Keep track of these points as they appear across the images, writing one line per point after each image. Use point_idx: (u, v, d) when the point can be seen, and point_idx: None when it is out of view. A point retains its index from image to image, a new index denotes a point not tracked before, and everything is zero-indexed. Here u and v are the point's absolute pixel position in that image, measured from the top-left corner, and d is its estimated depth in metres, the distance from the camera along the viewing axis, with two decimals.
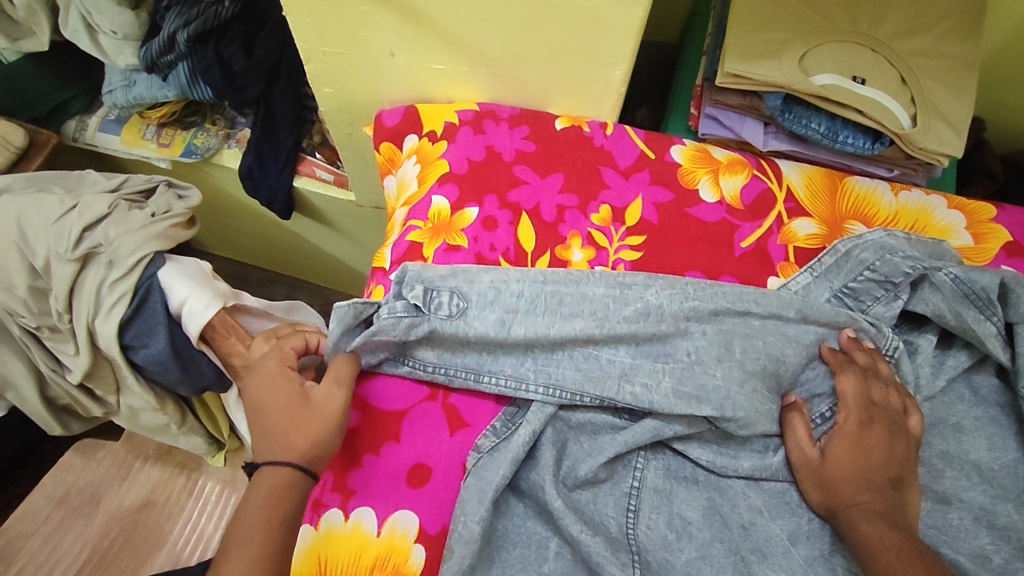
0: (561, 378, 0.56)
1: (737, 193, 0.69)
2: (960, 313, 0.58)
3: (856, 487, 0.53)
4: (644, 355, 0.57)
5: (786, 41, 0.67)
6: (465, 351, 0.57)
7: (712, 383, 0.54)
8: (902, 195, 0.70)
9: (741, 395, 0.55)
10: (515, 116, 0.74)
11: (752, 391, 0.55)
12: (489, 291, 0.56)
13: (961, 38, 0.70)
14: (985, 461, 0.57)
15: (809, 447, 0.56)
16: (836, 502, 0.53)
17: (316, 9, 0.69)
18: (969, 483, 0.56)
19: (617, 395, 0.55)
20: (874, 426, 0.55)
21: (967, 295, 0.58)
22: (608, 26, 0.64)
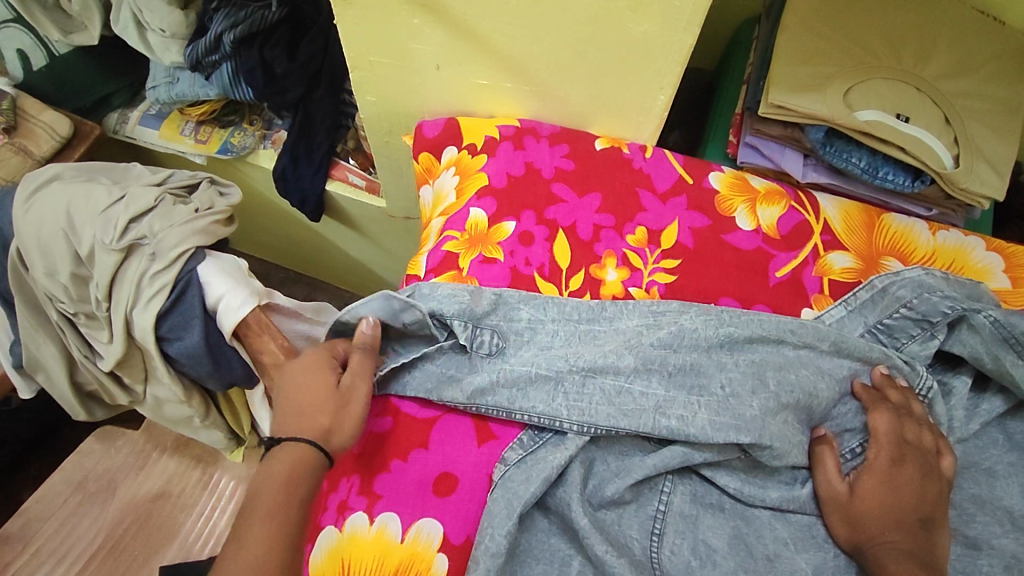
0: (595, 414, 0.55)
1: (774, 222, 0.69)
2: (998, 357, 0.58)
3: (885, 525, 0.52)
4: (678, 388, 0.56)
5: (830, 76, 0.68)
6: (496, 390, 0.56)
7: (749, 413, 0.54)
8: (940, 234, 0.70)
9: (775, 425, 0.54)
10: (555, 134, 0.75)
11: (784, 422, 0.55)
12: (526, 330, 0.59)
13: (1004, 83, 0.70)
14: (1018, 508, 0.56)
15: (838, 482, 0.55)
16: (865, 539, 0.52)
17: (367, 20, 0.70)
18: (1001, 530, 0.55)
19: (652, 428, 0.54)
20: (906, 464, 0.55)
21: (1005, 339, 0.58)
22: (655, 52, 0.65)
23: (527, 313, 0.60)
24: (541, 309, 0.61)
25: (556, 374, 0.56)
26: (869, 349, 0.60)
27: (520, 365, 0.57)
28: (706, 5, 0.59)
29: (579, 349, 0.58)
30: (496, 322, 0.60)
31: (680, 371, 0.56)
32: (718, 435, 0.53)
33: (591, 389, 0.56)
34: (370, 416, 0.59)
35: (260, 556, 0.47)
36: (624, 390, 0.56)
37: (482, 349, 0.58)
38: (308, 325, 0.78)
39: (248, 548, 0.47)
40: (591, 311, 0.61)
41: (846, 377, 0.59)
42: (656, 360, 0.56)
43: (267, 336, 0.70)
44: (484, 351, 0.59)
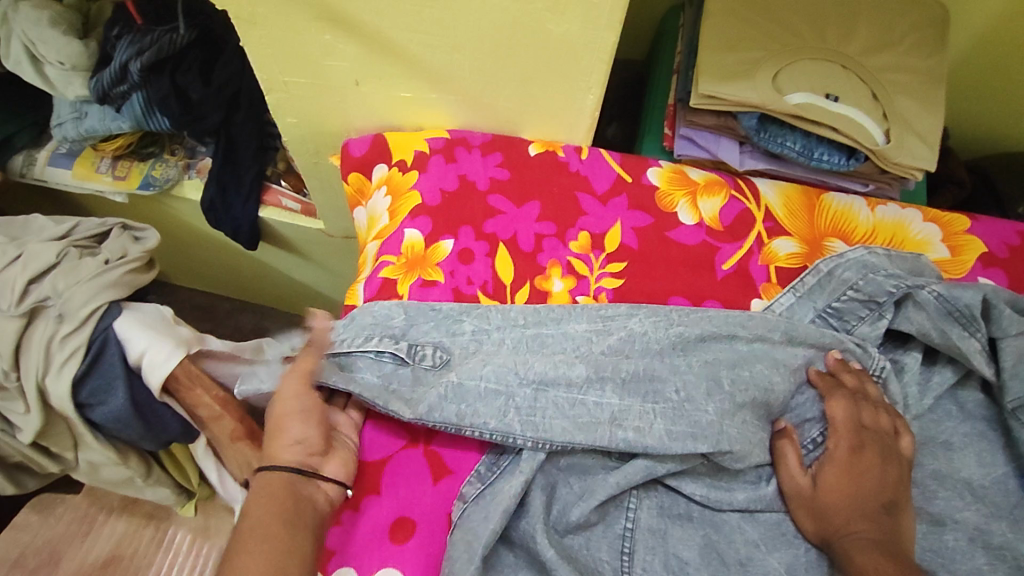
0: (550, 430, 0.52)
1: (716, 214, 0.68)
2: (945, 331, 0.57)
3: (850, 515, 0.51)
4: (634, 395, 0.54)
5: (758, 60, 0.67)
6: (444, 407, 0.53)
7: (705, 419, 0.52)
8: (878, 210, 0.70)
9: (734, 428, 0.53)
10: (487, 143, 0.72)
11: (743, 422, 0.54)
12: (472, 342, 0.56)
13: (925, 54, 0.71)
14: (976, 479, 0.56)
15: (801, 476, 0.54)
16: (831, 531, 0.52)
17: (276, 40, 0.67)
18: (963, 503, 0.55)
19: (609, 442, 0.52)
20: (865, 452, 0.54)
21: (952, 313, 0.57)
22: (579, 53, 0.62)
23: (469, 327, 0.57)
24: (484, 318, 0.58)
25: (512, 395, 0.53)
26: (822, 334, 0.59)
27: (469, 377, 0.53)
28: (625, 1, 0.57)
29: (526, 360, 0.55)
30: (437, 337, 0.57)
31: (633, 379, 0.54)
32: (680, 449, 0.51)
33: (546, 405, 0.53)
34: None
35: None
36: (580, 403, 0.53)
37: (426, 361, 0.55)
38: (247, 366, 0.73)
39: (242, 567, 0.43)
40: (539, 315, 0.58)
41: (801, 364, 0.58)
42: (610, 370, 0.54)
43: (199, 389, 0.65)
44: (428, 364, 0.55)
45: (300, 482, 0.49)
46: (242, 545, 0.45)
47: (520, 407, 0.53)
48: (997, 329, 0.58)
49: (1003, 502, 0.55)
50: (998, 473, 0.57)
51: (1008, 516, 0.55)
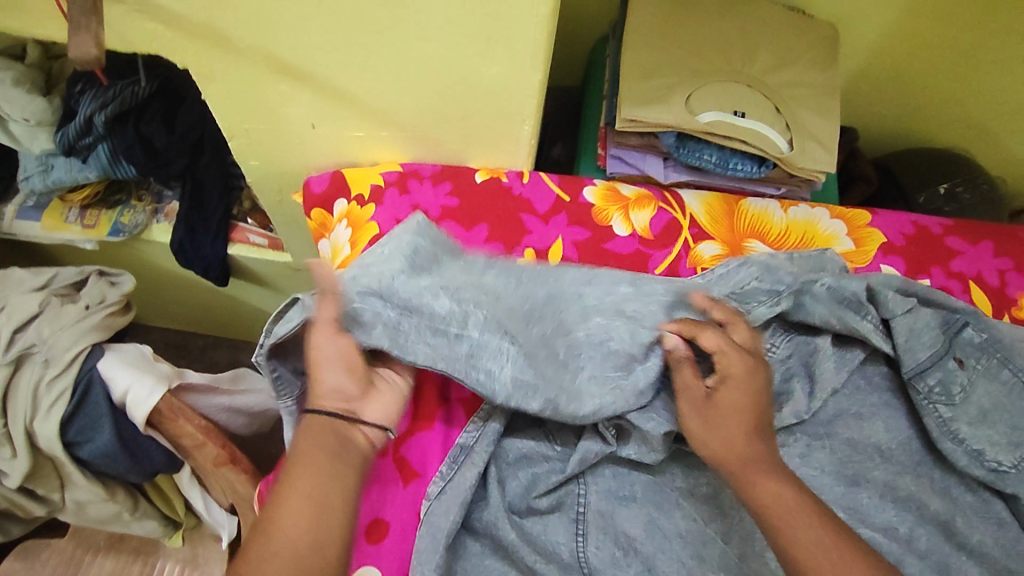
0: (414, 351, 0.57)
1: (647, 224, 0.76)
2: (844, 317, 0.64)
3: (747, 440, 0.53)
4: (610, 366, 0.59)
5: (673, 85, 0.75)
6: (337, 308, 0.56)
7: (552, 368, 0.58)
8: (791, 210, 0.78)
9: (581, 376, 0.58)
10: (437, 173, 0.78)
11: (597, 373, 0.58)
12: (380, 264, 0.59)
13: (822, 68, 0.80)
14: (884, 442, 0.64)
15: (697, 394, 0.56)
16: (732, 453, 0.53)
17: (236, 92, 0.73)
18: (874, 464, 0.63)
19: (464, 376, 0.57)
20: (760, 372, 0.57)
21: (842, 300, 0.64)
22: (511, 90, 0.69)
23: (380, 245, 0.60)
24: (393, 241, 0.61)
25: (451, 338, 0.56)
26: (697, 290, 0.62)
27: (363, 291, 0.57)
28: (546, 44, 0.64)
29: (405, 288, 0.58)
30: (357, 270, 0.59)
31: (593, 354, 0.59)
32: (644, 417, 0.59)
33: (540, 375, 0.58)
34: None
35: (296, 535, 0.47)
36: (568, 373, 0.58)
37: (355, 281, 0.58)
38: (226, 397, 0.81)
39: (290, 503, 0.48)
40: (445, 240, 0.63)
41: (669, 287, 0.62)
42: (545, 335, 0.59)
43: (182, 419, 0.68)
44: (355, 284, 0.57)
45: (345, 425, 0.53)
46: (292, 477, 0.50)
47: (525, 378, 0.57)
48: (886, 310, 0.64)
49: (907, 460, 0.64)
50: (901, 436, 0.65)
51: (912, 472, 0.63)
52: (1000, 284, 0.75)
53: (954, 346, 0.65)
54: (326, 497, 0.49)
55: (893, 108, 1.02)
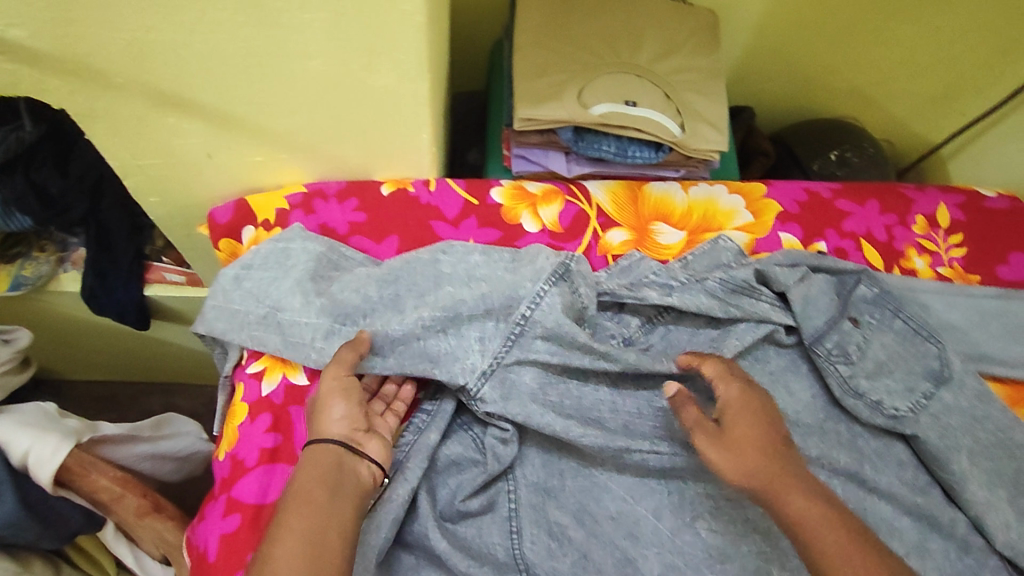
0: (295, 325, 0.65)
1: (555, 219, 0.77)
2: (739, 305, 0.67)
3: (758, 460, 0.52)
4: (473, 331, 0.62)
5: (564, 82, 0.76)
6: (238, 293, 0.69)
7: (441, 341, 0.61)
8: (691, 191, 0.81)
9: (463, 348, 0.61)
10: (342, 190, 0.77)
11: (479, 343, 0.61)
12: (282, 264, 0.70)
13: (706, 53, 0.84)
14: (789, 408, 0.66)
15: (708, 426, 0.55)
16: (756, 473, 0.52)
17: (121, 128, 0.70)
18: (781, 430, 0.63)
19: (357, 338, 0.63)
20: (753, 389, 0.57)
21: (734, 290, 0.68)
22: (403, 100, 0.69)
23: (279, 253, 0.71)
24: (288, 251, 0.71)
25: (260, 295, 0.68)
26: (545, 259, 0.65)
27: (258, 280, 0.69)
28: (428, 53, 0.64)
29: (287, 281, 0.68)
30: (255, 270, 0.70)
31: (451, 319, 0.61)
32: (527, 418, 0.59)
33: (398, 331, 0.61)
34: (218, 518, 0.59)
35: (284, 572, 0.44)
36: (430, 329, 0.61)
37: (243, 276, 0.70)
38: (148, 445, 0.78)
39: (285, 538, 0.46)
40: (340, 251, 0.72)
41: (523, 257, 0.67)
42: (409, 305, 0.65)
43: (94, 473, 0.66)
44: (248, 276, 0.70)
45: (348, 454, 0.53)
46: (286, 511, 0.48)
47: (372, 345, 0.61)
48: (777, 286, 0.68)
49: (809, 421, 0.66)
50: (805, 397, 0.67)
51: (813, 433, 0.65)
52: (888, 238, 0.79)
53: (851, 306, 0.69)
54: (316, 531, 0.47)
55: (782, 84, 1.08)
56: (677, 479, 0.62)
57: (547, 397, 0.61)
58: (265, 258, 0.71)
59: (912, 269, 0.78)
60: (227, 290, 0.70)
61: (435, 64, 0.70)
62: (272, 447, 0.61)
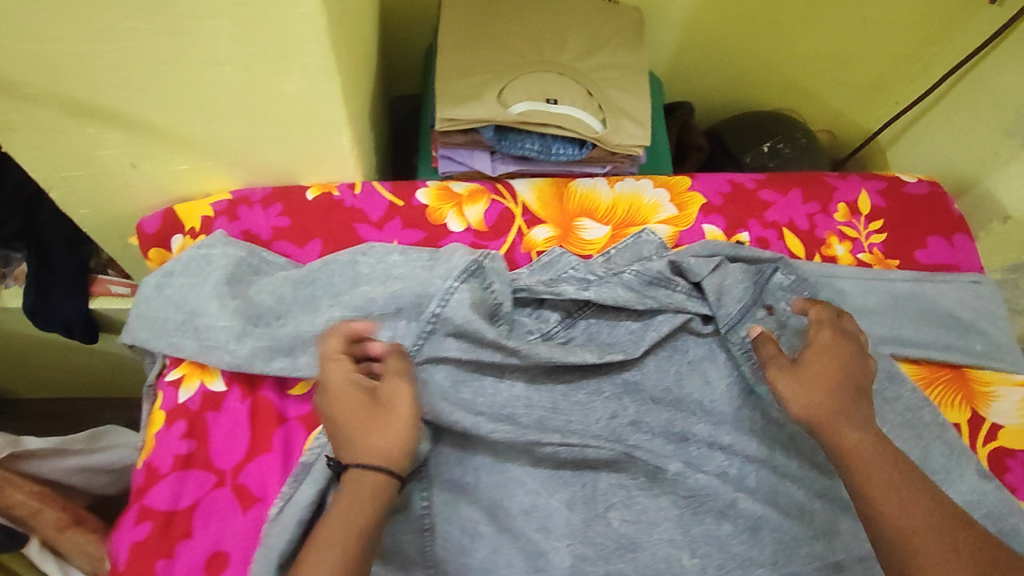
0: (216, 331, 0.65)
1: (480, 217, 0.77)
2: (655, 297, 0.68)
3: (832, 397, 0.55)
4: (383, 329, 0.64)
5: (485, 82, 0.76)
6: (162, 301, 0.69)
7: (355, 341, 0.64)
8: (617, 185, 0.81)
9: (375, 346, 0.63)
10: (267, 196, 0.77)
11: (390, 342, 0.64)
12: (204, 270, 0.69)
13: (631, 50, 0.84)
14: (705, 398, 0.67)
15: (782, 361, 0.59)
16: (815, 407, 0.55)
17: (39, 139, 0.70)
18: (695, 419, 0.66)
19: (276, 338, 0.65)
20: (844, 336, 0.60)
21: (649, 281, 0.69)
22: (318, 103, 0.68)
23: (203, 261, 0.70)
24: (210, 259, 0.70)
25: (181, 304, 0.68)
26: (459, 258, 0.67)
27: (180, 287, 0.69)
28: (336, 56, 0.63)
29: (209, 288, 0.68)
30: (177, 276, 0.70)
31: (362, 317, 0.64)
32: (436, 415, 0.60)
33: (309, 335, 0.64)
34: (128, 527, 0.58)
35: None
36: None
37: (166, 282, 0.70)
38: (79, 459, 0.77)
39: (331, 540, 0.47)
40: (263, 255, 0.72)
41: (438, 257, 0.69)
42: (326, 306, 0.67)
43: (10, 488, 0.66)
44: (172, 282, 0.70)
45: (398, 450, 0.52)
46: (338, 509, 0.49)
47: (284, 348, 0.64)
48: (693, 276, 0.69)
49: (727, 409, 0.67)
50: (722, 386, 0.68)
51: (731, 421, 0.66)
52: (810, 227, 0.80)
53: (765, 294, 0.71)
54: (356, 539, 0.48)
55: (719, 77, 1.09)
56: (590, 469, 0.63)
57: (458, 394, 0.63)
58: (188, 265, 0.70)
59: (833, 256, 0.79)
60: (151, 295, 0.69)
61: (349, 66, 0.69)
62: (185, 455, 0.62)
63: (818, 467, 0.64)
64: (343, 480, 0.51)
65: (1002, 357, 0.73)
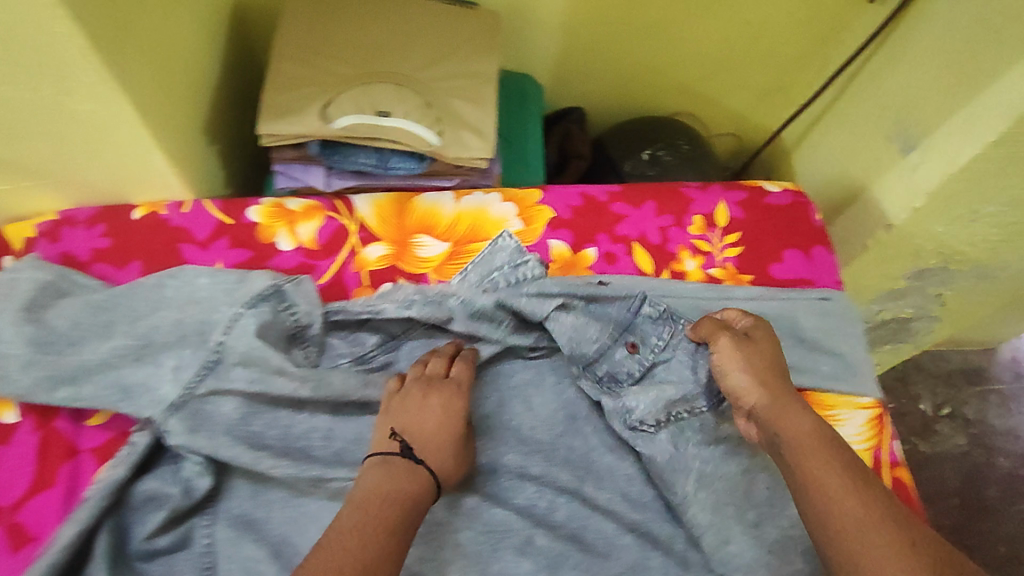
0: (9, 355, 0.61)
1: (313, 235, 0.74)
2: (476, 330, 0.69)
3: (770, 380, 0.59)
4: (166, 359, 0.62)
5: (313, 96, 0.72)
6: None
7: (138, 371, 0.62)
8: (462, 200, 0.78)
9: (157, 379, 0.61)
10: (91, 216, 0.74)
11: (174, 372, 0.61)
12: (8, 288, 0.65)
13: (481, 55, 0.79)
14: (524, 425, 0.67)
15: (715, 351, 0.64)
16: (757, 392, 0.59)
17: None
18: (509, 447, 0.66)
19: (58, 368, 0.61)
20: (765, 331, 0.65)
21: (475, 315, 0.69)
22: (114, 124, 0.63)
23: (8, 279, 0.66)
24: (16, 277, 0.66)
25: None
26: (261, 284, 0.67)
27: None
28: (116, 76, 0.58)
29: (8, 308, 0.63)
30: None
31: (144, 347, 0.63)
32: (215, 451, 0.60)
33: (93, 363, 0.62)
34: None
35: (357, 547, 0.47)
36: (122, 358, 0.62)
37: None
38: None
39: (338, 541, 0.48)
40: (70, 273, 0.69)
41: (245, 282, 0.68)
42: (121, 333, 0.64)
43: None
44: None
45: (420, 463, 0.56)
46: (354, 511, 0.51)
47: (65, 377, 0.62)
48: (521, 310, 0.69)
49: (545, 438, 0.67)
50: (544, 411, 0.68)
51: (545, 450, 0.66)
52: (661, 241, 0.77)
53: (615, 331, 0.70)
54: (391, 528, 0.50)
55: (608, 79, 1.05)
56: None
57: (247, 427, 0.62)
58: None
59: (682, 271, 0.76)
60: None
61: (155, 84, 0.64)
62: None
63: (626, 497, 0.65)
64: (372, 464, 0.55)
65: (846, 379, 0.70)
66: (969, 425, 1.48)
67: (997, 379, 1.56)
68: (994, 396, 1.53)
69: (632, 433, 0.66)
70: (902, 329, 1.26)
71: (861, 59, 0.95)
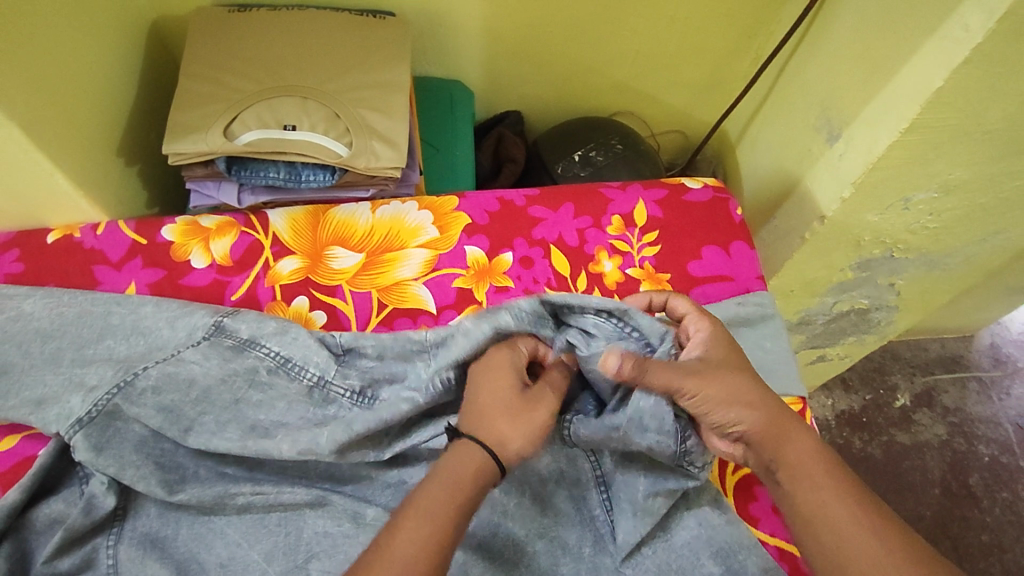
0: None
1: (226, 252, 0.74)
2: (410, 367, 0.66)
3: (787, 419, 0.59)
4: (85, 381, 0.61)
5: (215, 114, 0.73)
6: None
7: (55, 391, 0.61)
8: (379, 210, 0.78)
9: (69, 397, 0.60)
10: (4, 242, 0.73)
11: (90, 391, 0.60)
12: None
13: (389, 65, 0.80)
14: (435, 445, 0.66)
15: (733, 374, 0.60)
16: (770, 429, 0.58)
17: None
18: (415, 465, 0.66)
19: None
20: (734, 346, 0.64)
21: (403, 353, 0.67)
22: (9, 151, 0.63)
23: None
24: None
25: None
26: (201, 318, 0.67)
27: None
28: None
29: None
30: None
31: (72, 367, 0.63)
32: (118, 472, 0.59)
33: (30, 379, 0.62)
34: None
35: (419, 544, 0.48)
36: (50, 376, 0.62)
37: None
38: None
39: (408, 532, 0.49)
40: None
41: (184, 309, 0.68)
42: (67, 361, 0.63)
43: None
44: None
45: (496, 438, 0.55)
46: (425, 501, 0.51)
47: None
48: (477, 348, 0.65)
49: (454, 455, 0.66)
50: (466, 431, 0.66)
51: None
52: (579, 244, 0.77)
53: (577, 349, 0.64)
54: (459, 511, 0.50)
55: (540, 82, 1.05)
56: (294, 516, 0.62)
57: (157, 446, 0.62)
58: None
59: (599, 273, 0.75)
60: None
61: (50, 110, 0.64)
62: None
63: (537, 499, 0.64)
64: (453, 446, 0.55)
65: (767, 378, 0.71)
66: (948, 414, 1.45)
67: (976, 367, 1.52)
68: (973, 383, 1.50)
69: (560, 446, 0.66)
70: (862, 320, 1.17)
71: (788, 48, 0.95)
